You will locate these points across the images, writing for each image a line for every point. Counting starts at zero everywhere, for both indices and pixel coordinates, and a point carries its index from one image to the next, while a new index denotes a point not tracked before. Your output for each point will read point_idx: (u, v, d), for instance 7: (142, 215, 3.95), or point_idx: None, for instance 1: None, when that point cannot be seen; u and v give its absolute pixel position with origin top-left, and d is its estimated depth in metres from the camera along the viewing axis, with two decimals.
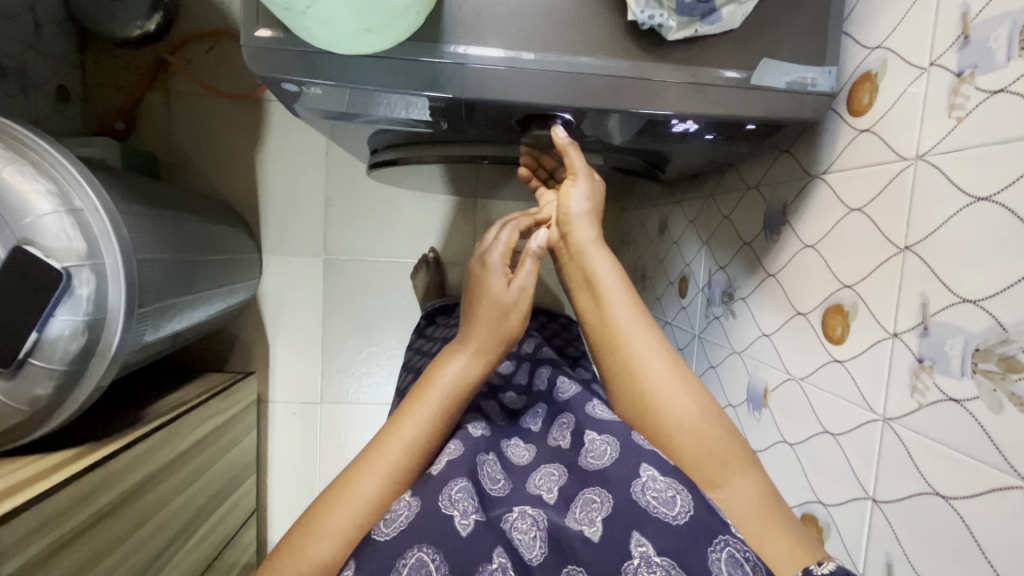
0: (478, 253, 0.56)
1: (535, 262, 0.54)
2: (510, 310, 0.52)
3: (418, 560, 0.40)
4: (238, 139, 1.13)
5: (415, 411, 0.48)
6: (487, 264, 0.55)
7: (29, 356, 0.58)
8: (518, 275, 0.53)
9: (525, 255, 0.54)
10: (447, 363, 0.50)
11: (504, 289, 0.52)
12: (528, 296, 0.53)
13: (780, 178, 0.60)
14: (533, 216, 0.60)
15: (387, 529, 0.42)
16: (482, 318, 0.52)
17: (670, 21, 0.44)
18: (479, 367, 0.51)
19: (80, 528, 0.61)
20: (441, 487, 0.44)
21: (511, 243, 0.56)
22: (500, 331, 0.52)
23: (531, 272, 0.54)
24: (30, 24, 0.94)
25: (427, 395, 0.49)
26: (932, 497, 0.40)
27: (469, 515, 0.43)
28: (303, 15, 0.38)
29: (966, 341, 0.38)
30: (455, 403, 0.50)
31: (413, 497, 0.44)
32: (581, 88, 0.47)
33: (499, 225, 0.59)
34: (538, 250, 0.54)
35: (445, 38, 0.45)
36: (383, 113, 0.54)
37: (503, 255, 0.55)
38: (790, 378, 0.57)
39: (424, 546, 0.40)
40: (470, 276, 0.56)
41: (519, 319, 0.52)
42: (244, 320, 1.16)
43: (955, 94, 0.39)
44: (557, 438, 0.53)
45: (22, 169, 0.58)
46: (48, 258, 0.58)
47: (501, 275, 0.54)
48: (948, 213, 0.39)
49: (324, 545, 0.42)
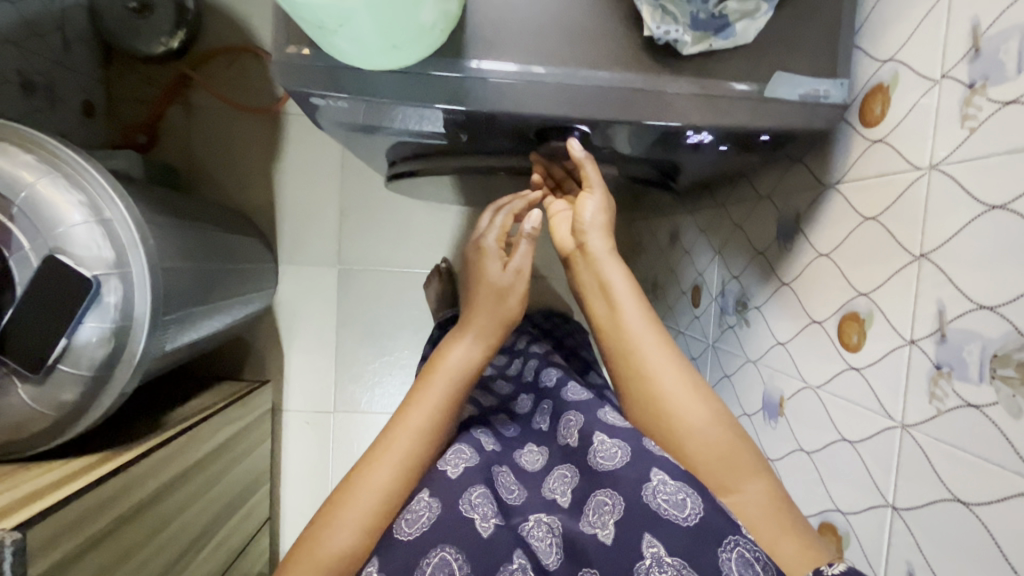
0: (474, 239, 0.60)
1: (530, 245, 0.56)
2: (508, 293, 0.55)
3: (442, 559, 0.43)
4: (256, 151, 1.15)
5: (421, 400, 0.50)
6: (483, 250, 0.58)
7: (58, 363, 0.61)
8: (513, 258, 0.55)
9: (520, 237, 0.56)
10: (449, 350, 0.52)
11: (499, 273, 0.55)
12: (523, 279, 0.55)
13: (793, 188, 0.61)
14: (528, 197, 0.61)
15: (410, 529, 0.45)
16: (481, 305, 0.54)
17: (685, 36, 0.45)
18: (479, 352, 0.53)
19: (104, 532, 0.62)
20: (462, 492, 0.48)
21: (506, 228, 0.59)
22: (499, 313, 0.54)
23: (526, 254, 0.56)
24: (59, 42, 0.98)
25: (431, 383, 0.51)
26: (952, 503, 0.40)
27: (489, 518, 0.46)
28: (335, 33, 0.40)
29: (983, 347, 0.38)
30: (458, 387, 0.51)
31: (432, 497, 0.47)
32: (595, 101, 0.48)
33: (493, 211, 0.61)
34: (532, 231, 0.56)
35: (467, 54, 0.46)
36: (402, 126, 0.56)
37: (497, 239, 0.58)
38: (807, 387, 0.57)
39: (447, 546, 0.44)
40: (469, 262, 0.59)
41: (517, 301, 0.55)
42: (258, 329, 1.18)
43: (967, 105, 0.40)
44: (565, 437, 0.53)
45: (55, 180, 0.61)
46: (78, 267, 0.60)
47: (498, 259, 0.56)
48: (961, 221, 0.40)
49: (342, 536, 0.44)
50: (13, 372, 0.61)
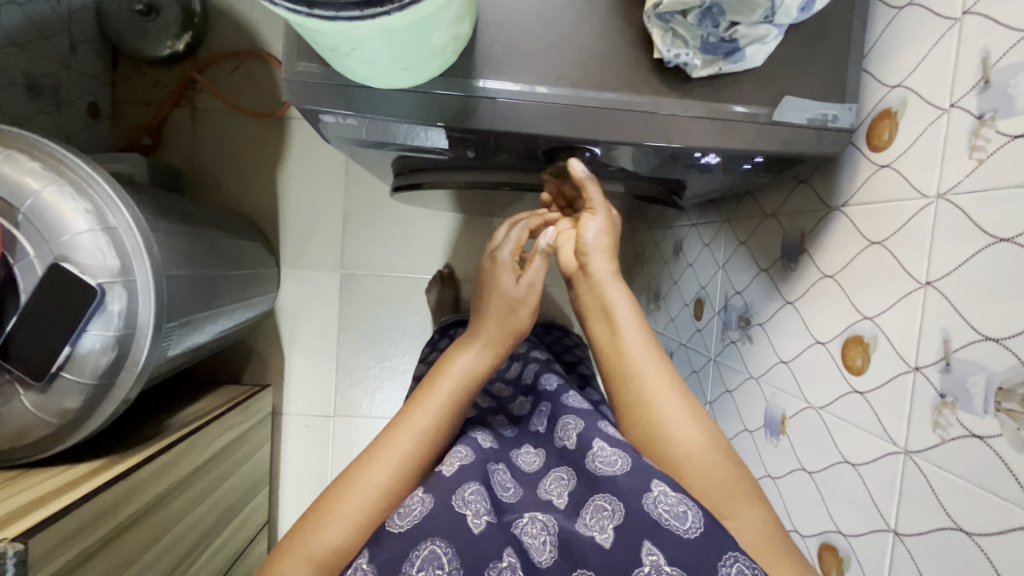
0: (489, 249, 0.60)
1: (544, 259, 0.57)
2: (518, 306, 0.55)
3: (431, 552, 0.42)
4: (261, 155, 1.15)
5: (426, 402, 0.50)
6: (497, 261, 0.58)
7: (61, 370, 0.60)
8: (527, 272, 0.56)
9: (535, 252, 0.57)
10: (457, 356, 0.53)
11: (513, 285, 0.56)
12: (536, 293, 0.56)
13: (798, 208, 0.61)
14: (545, 216, 0.63)
15: (401, 521, 0.45)
16: (491, 313, 0.55)
17: (695, 60, 0.46)
18: (486, 359, 0.53)
19: (106, 539, 0.62)
20: (455, 488, 0.47)
21: (521, 241, 0.60)
22: (508, 324, 0.55)
23: (541, 269, 0.57)
24: (65, 44, 0.98)
25: (438, 388, 0.51)
26: (955, 532, 0.40)
27: (481, 516, 0.46)
28: (347, 56, 0.40)
29: (989, 378, 0.38)
30: (464, 395, 0.52)
31: (426, 493, 0.47)
32: (604, 123, 0.48)
33: (509, 224, 0.62)
34: (548, 249, 0.57)
35: (477, 74, 0.46)
36: (410, 142, 0.56)
37: (511, 253, 0.58)
38: (809, 408, 0.57)
39: (436, 539, 0.43)
40: (483, 272, 0.59)
41: (527, 315, 0.56)
42: (260, 333, 1.18)
43: (975, 136, 0.40)
44: (562, 439, 0.53)
45: (61, 188, 0.61)
46: (83, 275, 0.60)
47: (512, 272, 0.57)
48: (968, 252, 0.40)
49: (335, 530, 0.44)
50: (15, 380, 0.60)
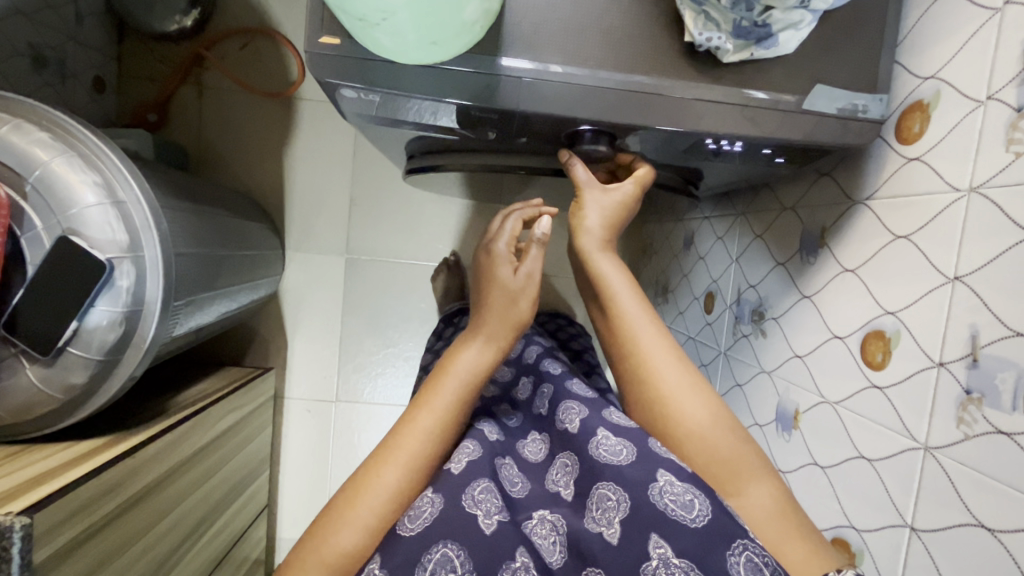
0: (485, 242, 0.59)
1: (540, 249, 0.55)
2: (518, 297, 0.54)
3: (443, 555, 0.43)
4: (268, 135, 1.14)
5: (430, 402, 0.49)
6: (494, 253, 0.57)
7: (67, 345, 0.59)
8: (524, 263, 0.55)
9: (530, 243, 0.55)
10: (460, 353, 0.52)
11: (511, 276, 0.54)
12: (534, 282, 0.54)
13: (819, 202, 0.60)
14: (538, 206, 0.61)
15: (411, 524, 0.44)
16: (492, 307, 0.53)
17: (727, 44, 0.45)
18: (490, 355, 0.52)
19: (109, 517, 0.61)
20: (464, 487, 0.47)
21: (516, 232, 0.59)
22: (510, 317, 0.53)
23: (537, 258, 0.55)
24: (72, 15, 0.95)
25: (443, 386, 0.50)
26: (976, 528, 0.40)
27: (492, 515, 0.46)
28: (376, 27, 0.39)
29: (1018, 376, 0.38)
30: (468, 391, 0.51)
31: (435, 493, 0.47)
32: (631, 106, 0.47)
33: (504, 216, 0.61)
34: (543, 237, 0.55)
35: (504, 52, 0.45)
36: (429, 121, 0.54)
37: (507, 244, 0.57)
38: (824, 403, 0.57)
39: (448, 542, 0.43)
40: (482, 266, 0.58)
41: (529, 305, 0.54)
42: (264, 316, 1.17)
43: (1013, 129, 0.40)
44: (564, 422, 0.52)
45: (70, 160, 0.60)
46: (91, 249, 0.59)
47: (510, 264, 0.55)
48: (1001, 247, 0.40)
49: (346, 535, 0.44)
50: (19, 354, 0.60)
